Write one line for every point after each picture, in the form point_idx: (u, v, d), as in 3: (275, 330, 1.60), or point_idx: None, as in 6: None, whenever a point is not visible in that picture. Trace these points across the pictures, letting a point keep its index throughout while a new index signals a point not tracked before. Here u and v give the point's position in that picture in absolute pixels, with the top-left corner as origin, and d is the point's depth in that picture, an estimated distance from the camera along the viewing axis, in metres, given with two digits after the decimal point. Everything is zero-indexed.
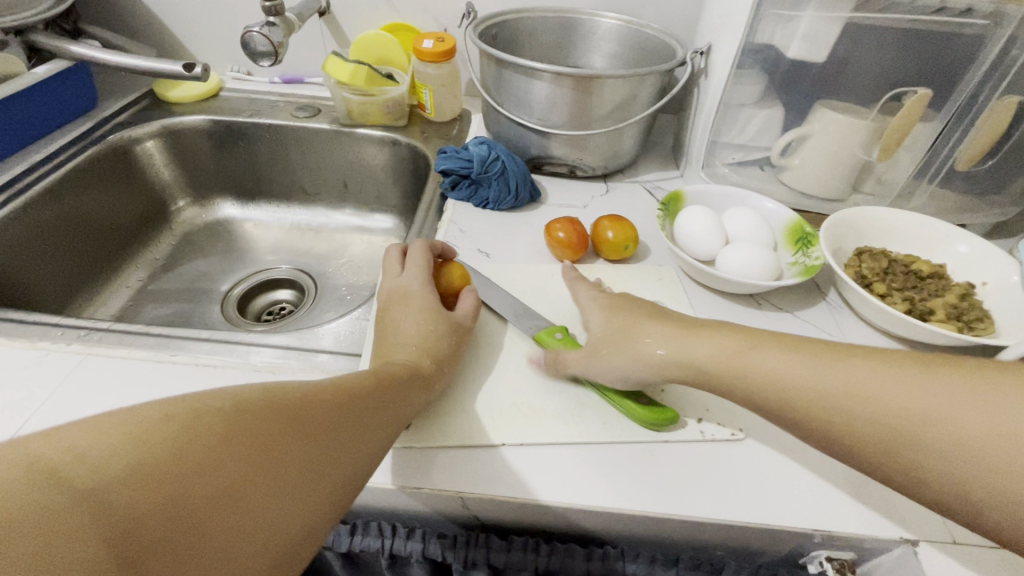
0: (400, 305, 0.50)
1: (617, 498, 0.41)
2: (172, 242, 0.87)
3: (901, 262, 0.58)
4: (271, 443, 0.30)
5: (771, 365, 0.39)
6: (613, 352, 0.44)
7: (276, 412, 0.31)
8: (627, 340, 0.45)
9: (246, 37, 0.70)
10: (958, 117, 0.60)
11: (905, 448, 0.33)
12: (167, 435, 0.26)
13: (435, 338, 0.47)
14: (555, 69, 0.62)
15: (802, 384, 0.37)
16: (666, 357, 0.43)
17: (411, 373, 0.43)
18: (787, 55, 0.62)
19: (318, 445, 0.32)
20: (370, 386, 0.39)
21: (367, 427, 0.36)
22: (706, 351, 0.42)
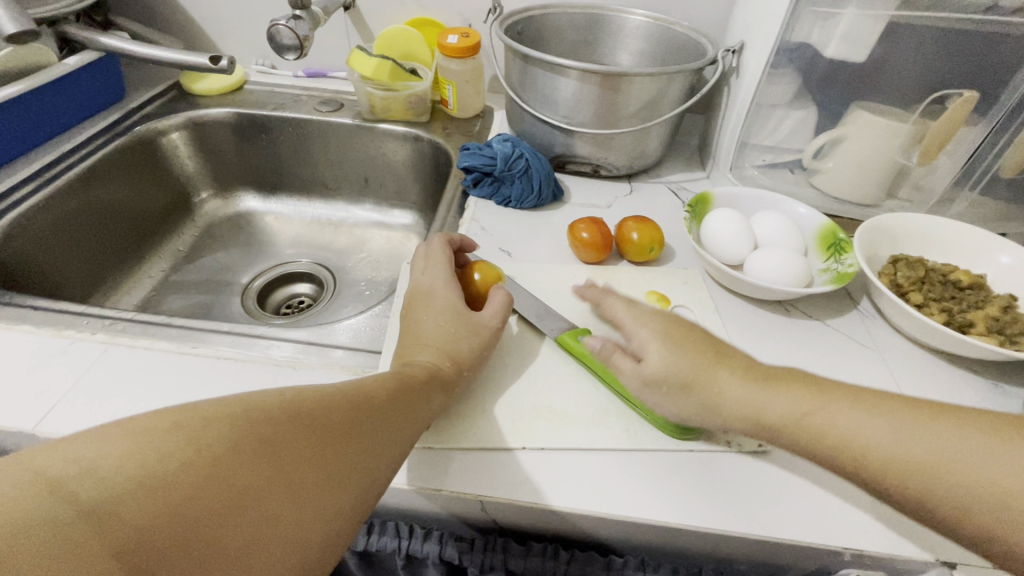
0: (423, 304, 0.50)
1: (640, 508, 0.40)
2: (195, 234, 0.88)
3: (939, 271, 0.56)
4: (285, 450, 0.29)
5: (847, 424, 0.37)
6: (670, 396, 0.42)
7: (290, 419, 0.31)
8: (682, 381, 0.42)
9: (272, 30, 0.70)
10: (1004, 122, 0.57)
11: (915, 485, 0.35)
12: (175, 444, 0.26)
13: (457, 339, 0.46)
14: (582, 66, 0.61)
15: (821, 420, 0.37)
16: (728, 404, 0.40)
17: (431, 376, 0.42)
18: (824, 54, 0.60)
19: (334, 452, 0.31)
20: (389, 390, 0.38)
21: (385, 431, 0.35)
22: (718, 384, 0.41)
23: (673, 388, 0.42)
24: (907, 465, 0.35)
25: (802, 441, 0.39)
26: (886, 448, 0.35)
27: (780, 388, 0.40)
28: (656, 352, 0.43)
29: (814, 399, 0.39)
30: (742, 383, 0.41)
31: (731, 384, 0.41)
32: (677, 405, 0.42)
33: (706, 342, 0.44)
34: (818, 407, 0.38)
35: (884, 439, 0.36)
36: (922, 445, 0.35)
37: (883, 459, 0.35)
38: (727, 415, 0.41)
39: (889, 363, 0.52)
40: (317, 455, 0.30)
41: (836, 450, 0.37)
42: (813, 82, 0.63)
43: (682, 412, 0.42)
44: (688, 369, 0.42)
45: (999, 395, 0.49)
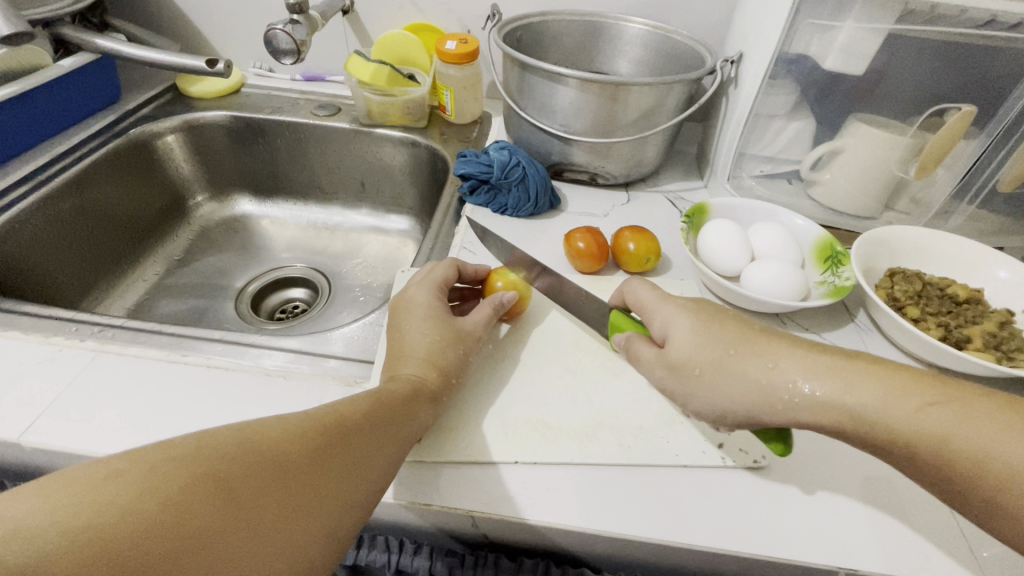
0: (406, 314, 0.49)
1: (632, 524, 0.40)
2: (189, 237, 0.88)
3: (935, 285, 0.56)
4: (242, 489, 0.28)
5: (919, 414, 0.34)
6: (702, 382, 0.40)
7: (249, 454, 0.30)
8: (720, 362, 0.40)
9: (269, 34, 0.69)
10: (1001, 139, 0.57)
11: (985, 482, 0.32)
12: (117, 493, 0.25)
13: (443, 348, 0.46)
14: (580, 75, 0.61)
15: (888, 408, 0.35)
16: (784, 389, 0.37)
17: (413, 394, 0.41)
18: (822, 66, 0.59)
19: (298, 485, 0.30)
20: (364, 414, 0.37)
21: (359, 459, 0.34)
22: (789, 361, 0.38)
23: (699, 370, 0.40)
24: (994, 465, 0.32)
25: (863, 431, 0.36)
26: (965, 445, 0.33)
27: (851, 372, 0.37)
28: (683, 330, 0.42)
29: (887, 383, 0.36)
30: (803, 367, 0.38)
31: (793, 368, 0.38)
32: (714, 391, 0.40)
33: (753, 331, 0.42)
34: (891, 396, 0.35)
35: (966, 435, 0.33)
36: (1015, 443, 0.32)
37: (959, 454, 0.33)
38: (785, 403, 0.37)
39: None
40: (279, 490, 0.29)
41: (900, 444, 0.35)
42: (812, 93, 0.63)
43: (722, 400, 0.39)
44: (731, 347, 0.40)
45: None
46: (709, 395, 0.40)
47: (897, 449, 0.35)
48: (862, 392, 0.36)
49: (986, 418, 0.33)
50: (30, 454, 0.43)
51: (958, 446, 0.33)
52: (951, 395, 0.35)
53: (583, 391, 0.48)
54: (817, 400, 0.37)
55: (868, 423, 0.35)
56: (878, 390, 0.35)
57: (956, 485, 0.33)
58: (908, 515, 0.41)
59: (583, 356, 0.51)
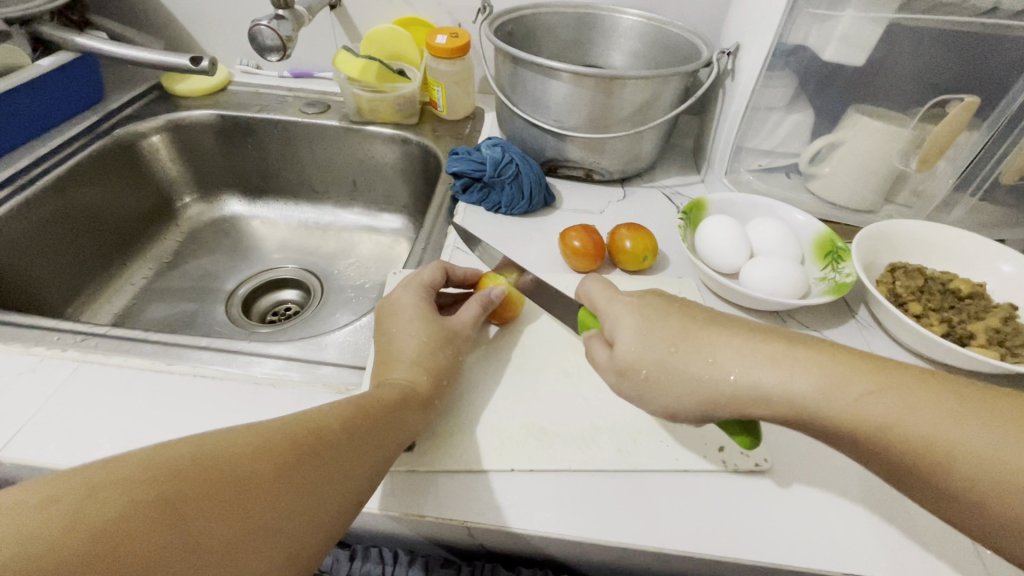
0: (393, 317, 0.48)
1: (631, 531, 0.39)
2: (178, 239, 0.86)
3: (937, 280, 0.55)
4: (190, 516, 0.26)
5: (851, 403, 0.33)
6: (653, 380, 0.39)
7: (203, 476, 0.28)
8: (666, 357, 0.38)
9: (254, 31, 0.68)
10: (1005, 129, 0.56)
11: (913, 465, 0.31)
12: (53, 521, 0.23)
13: (433, 349, 0.45)
14: (573, 68, 0.59)
15: (821, 398, 0.33)
16: (732, 384, 0.36)
17: (397, 401, 0.40)
18: (822, 57, 0.58)
19: (254, 511, 0.28)
20: (340, 427, 0.35)
21: (330, 478, 0.32)
22: (727, 353, 0.37)
23: (648, 372, 0.39)
24: (936, 449, 0.31)
25: (800, 421, 0.35)
26: (907, 431, 0.31)
27: (792, 358, 0.35)
28: (627, 329, 0.40)
29: (827, 368, 0.34)
30: (740, 357, 0.36)
31: (735, 359, 0.36)
32: (666, 389, 0.38)
33: (694, 323, 0.40)
34: (831, 382, 0.34)
35: (907, 420, 0.31)
36: (955, 425, 0.31)
37: (890, 441, 0.32)
38: (730, 398, 0.36)
39: None
40: (235, 513, 0.28)
41: (835, 431, 0.34)
42: (810, 85, 0.62)
43: (670, 396, 0.38)
44: (672, 343, 0.38)
45: None
46: (658, 392, 0.39)
47: (843, 437, 0.34)
48: (798, 383, 0.34)
49: (927, 402, 0.32)
50: (11, 469, 0.42)
51: (902, 432, 0.31)
52: (892, 378, 0.33)
53: (581, 395, 0.47)
54: (763, 391, 0.35)
55: (808, 414, 0.34)
56: (820, 377, 0.34)
57: (894, 468, 0.33)
58: (914, 517, 0.40)
59: (581, 359, 0.50)
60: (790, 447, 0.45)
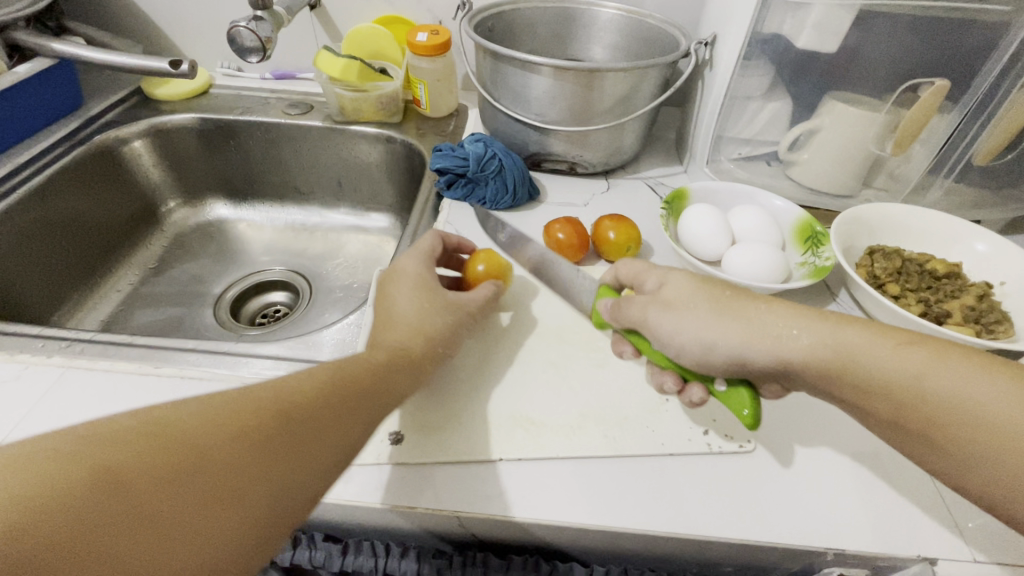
0: (394, 283, 0.48)
1: (619, 515, 0.40)
2: (164, 244, 0.86)
3: (915, 262, 0.56)
4: (147, 484, 0.26)
5: (888, 361, 0.35)
6: (695, 317, 0.40)
7: (147, 445, 0.27)
8: (714, 305, 0.41)
9: (232, 32, 0.67)
10: (976, 110, 0.57)
11: (942, 423, 0.33)
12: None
13: (431, 315, 0.45)
14: (553, 62, 0.60)
15: (863, 353, 0.36)
16: (778, 331, 0.38)
17: (381, 366, 0.40)
18: (796, 45, 0.59)
19: (208, 480, 0.27)
20: (310, 395, 0.34)
21: (299, 446, 0.31)
22: (781, 306, 0.39)
23: (695, 306, 0.41)
24: (973, 411, 0.33)
25: (835, 375, 0.37)
26: (939, 389, 0.34)
27: (841, 324, 0.37)
28: (679, 280, 0.44)
29: (872, 336, 0.37)
30: (792, 317, 0.38)
31: (784, 313, 0.39)
32: (701, 326, 0.40)
33: (745, 292, 0.42)
34: (879, 345, 0.36)
35: (940, 379, 0.34)
36: (997, 393, 0.32)
37: (919, 397, 0.34)
38: (772, 343, 0.38)
39: None
40: (199, 483, 0.27)
41: (868, 386, 0.36)
42: (787, 72, 0.62)
43: (705, 333, 0.39)
44: (727, 293, 0.41)
45: None
46: (689, 329, 0.40)
47: (875, 394, 0.36)
48: (843, 338, 0.37)
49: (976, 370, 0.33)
50: None
51: (934, 390, 0.34)
52: (941, 348, 0.35)
53: (568, 384, 0.48)
54: (805, 346, 0.37)
55: (845, 366, 0.36)
56: (866, 339, 0.36)
57: (921, 427, 0.34)
58: (895, 491, 0.41)
59: (567, 349, 0.51)
60: (773, 429, 0.45)
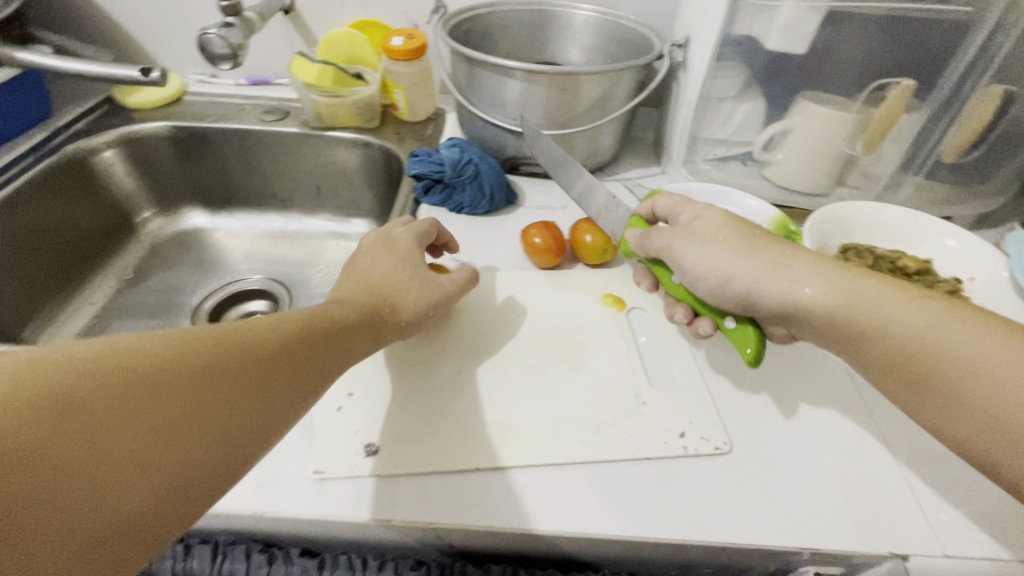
0: (380, 249, 0.48)
1: (595, 520, 0.40)
2: (139, 254, 0.84)
3: (886, 259, 0.57)
4: (113, 409, 0.25)
5: (891, 312, 0.38)
6: (722, 248, 0.43)
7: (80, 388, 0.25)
8: (744, 240, 0.42)
9: (202, 40, 0.66)
10: (943, 107, 0.58)
11: (928, 371, 0.36)
12: None
13: (408, 291, 0.46)
14: (527, 66, 0.60)
15: (867, 303, 0.38)
16: (792, 272, 0.40)
17: (343, 327, 0.39)
18: (766, 46, 0.59)
19: (183, 410, 0.27)
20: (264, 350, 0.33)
21: (269, 384, 0.32)
22: (806, 254, 0.42)
23: (722, 241, 0.43)
24: (961, 366, 0.35)
25: (839, 318, 0.39)
26: (933, 341, 0.36)
27: (863, 279, 0.40)
28: (712, 217, 0.45)
29: (892, 292, 0.39)
30: (816, 264, 0.41)
31: (805, 259, 0.41)
32: (723, 259, 0.42)
33: (781, 238, 0.43)
34: (894, 298, 0.38)
35: (936, 333, 0.36)
36: (994, 353, 0.34)
37: (913, 346, 0.37)
38: (783, 283, 0.40)
39: None
40: (168, 411, 0.27)
41: (867, 332, 0.39)
42: (759, 73, 0.63)
43: (725, 263, 0.42)
44: (756, 233, 0.43)
45: None
46: (710, 260, 0.43)
47: (873, 341, 0.38)
48: (853, 287, 0.39)
49: (982, 333, 0.35)
50: None
51: (929, 341, 0.36)
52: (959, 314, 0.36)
53: (546, 390, 0.48)
54: (817, 292, 0.40)
55: (847, 313, 0.39)
56: (882, 294, 0.39)
57: (911, 372, 0.37)
58: (866, 488, 0.42)
59: (545, 355, 0.51)
60: (749, 430, 0.46)
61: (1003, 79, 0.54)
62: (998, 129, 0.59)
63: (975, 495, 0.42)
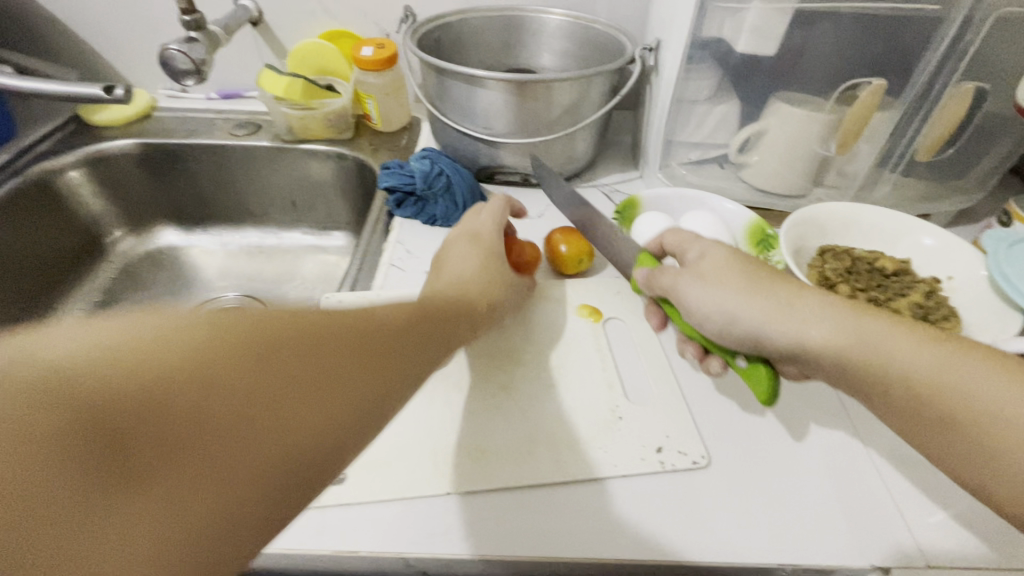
0: (464, 249, 0.50)
1: (570, 546, 0.38)
2: (111, 276, 0.82)
3: (864, 260, 0.56)
4: (298, 357, 0.26)
5: (907, 359, 0.34)
6: (727, 290, 0.40)
7: (169, 364, 0.22)
8: (749, 282, 0.40)
9: (164, 56, 0.65)
10: (915, 105, 0.57)
11: (951, 420, 0.33)
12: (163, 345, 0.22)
13: (491, 288, 0.46)
14: (496, 75, 0.59)
15: (880, 349, 0.35)
16: (802, 317, 0.37)
17: (421, 326, 0.35)
18: (736, 49, 0.58)
19: (352, 366, 0.28)
20: (348, 340, 0.29)
21: (410, 349, 0.33)
22: (811, 295, 0.38)
23: (726, 280, 0.40)
24: (983, 415, 0.32)
25: (851, 369, 0.36)
26: (954, 390, 0.33)
27: (869, 317, 0.36)
28: (715, 256, 0.42)
29: (904, 335, 0.35)
30: (821, 302, 0.38)
31: (812, 302, 0.38)
32: (729, 300, 0.40)
33: (782, 274, 0.41)
34: (908, 342, 0.35)
35: (955, 380, 0.33)
36: (1013, 396, 0.31)
37: (930, 393, 0.34)
38: (788, 332, 0.37)
39: None
40: (336, 369, 0.27)
41: (882, 382, 0.35)
42: (731, 75, 0.62)
43: (730, 306, 0.39)
44: (759, 272, 0.40)
45: None
46: (716, 302, 0.40)
47: (888, 391, 0.35)
48: (865, 331, 0.36)
49: (997, 374, 0.32)
50: None
51: (947, 391, 0.33)
52: (971, 354, 0.34)
53: (520, 406, 0.47)
54: (822, 332, 0.37)
55: (861, 361, 0.36)
56: (890, 333, 0.35)
57: (930, 422, 0.34)
58: (848, 499, 0.41)
59: (519, 370, 0.49)
60: (728, 441, 0.45)
61: (973, 75, 0.54)
62: (971, 125, 0.58)
63: (957, 501, 0.42)
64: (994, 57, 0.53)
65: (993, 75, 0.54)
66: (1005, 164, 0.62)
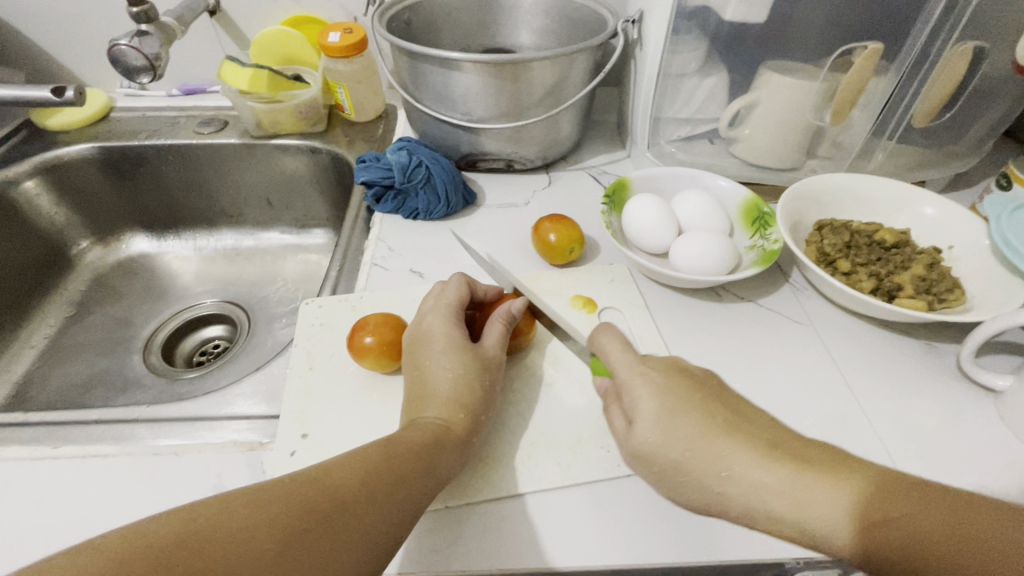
0: (425, 347, 0.43)
1: (575, 555, 0.37)
2: (81, 287, 0.78)
3: (863, 233, 0.54)
4: (304, 510, 0.29)
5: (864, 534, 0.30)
6: (662, 474, 0.36)
7: (186, 534, 0.26)
8: (682, 457, 0.36)
9: (114, 52, 0.60)
10: (912, 69, 0.55)
11: None
12: (183, 520, 0.27)
13: (469, 383, 0.41)
14: (473, 57, 0.55)
15: (829, 525, 0.31)
16: (746, 498, 0.33)
17: (423, 446, 0.36)
18: (724, 17, 0.55)
19: (354, 509, 0.31)
20: (358, 483, 0.32)
21: (414, 478, 0.35)
22: (740, 468, 0.34)
23: (662, 463, 0.36)
24: None
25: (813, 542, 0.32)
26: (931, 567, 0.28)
27: (813, 478, 0.32)
28: (649, 416, 0.37)
29: (855, 506, 0.31)
30: (762, 466, 0.34)
31: (747, 474, 0.34)
32: (668, 482, 0.36)
33: (717, 422, 0.36)
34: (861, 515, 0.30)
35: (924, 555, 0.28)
36: None
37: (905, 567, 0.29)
38: (732, 510, 0.34)
39: (825, 339, 0.50)
40: (337, 514, 0.30)
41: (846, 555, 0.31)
42: (718, 47, 0.59)
43: (673, 487, 0.36)
44: (687, 439, 0.36)
45: (934, 356, 0.49)
46: (658, 481, 0.37)
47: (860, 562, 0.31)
48: (816, 509, 0.31)
49: (953, 524, 0.29)
50: None
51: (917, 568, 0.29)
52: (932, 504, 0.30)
53: (517, 409, 0.45)
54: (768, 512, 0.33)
55: (822, 537, 0.31)
56: (837, 510, 0.31)
57: None
58: None
59: (513, 370, 0.47)
60: None
61: (971, 35, 0.52)
62: (969, 88, 0.56)
63: (970, 474, 0.41)
64: (994, 15, 0.51)
65: (992, 33, 0.52)
66: (1001, 125, 0.61)
